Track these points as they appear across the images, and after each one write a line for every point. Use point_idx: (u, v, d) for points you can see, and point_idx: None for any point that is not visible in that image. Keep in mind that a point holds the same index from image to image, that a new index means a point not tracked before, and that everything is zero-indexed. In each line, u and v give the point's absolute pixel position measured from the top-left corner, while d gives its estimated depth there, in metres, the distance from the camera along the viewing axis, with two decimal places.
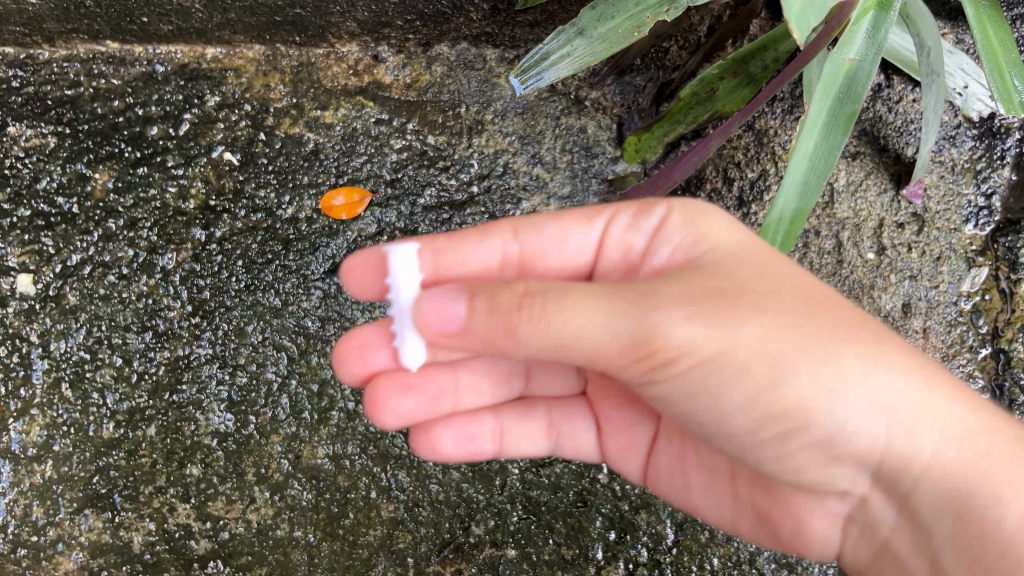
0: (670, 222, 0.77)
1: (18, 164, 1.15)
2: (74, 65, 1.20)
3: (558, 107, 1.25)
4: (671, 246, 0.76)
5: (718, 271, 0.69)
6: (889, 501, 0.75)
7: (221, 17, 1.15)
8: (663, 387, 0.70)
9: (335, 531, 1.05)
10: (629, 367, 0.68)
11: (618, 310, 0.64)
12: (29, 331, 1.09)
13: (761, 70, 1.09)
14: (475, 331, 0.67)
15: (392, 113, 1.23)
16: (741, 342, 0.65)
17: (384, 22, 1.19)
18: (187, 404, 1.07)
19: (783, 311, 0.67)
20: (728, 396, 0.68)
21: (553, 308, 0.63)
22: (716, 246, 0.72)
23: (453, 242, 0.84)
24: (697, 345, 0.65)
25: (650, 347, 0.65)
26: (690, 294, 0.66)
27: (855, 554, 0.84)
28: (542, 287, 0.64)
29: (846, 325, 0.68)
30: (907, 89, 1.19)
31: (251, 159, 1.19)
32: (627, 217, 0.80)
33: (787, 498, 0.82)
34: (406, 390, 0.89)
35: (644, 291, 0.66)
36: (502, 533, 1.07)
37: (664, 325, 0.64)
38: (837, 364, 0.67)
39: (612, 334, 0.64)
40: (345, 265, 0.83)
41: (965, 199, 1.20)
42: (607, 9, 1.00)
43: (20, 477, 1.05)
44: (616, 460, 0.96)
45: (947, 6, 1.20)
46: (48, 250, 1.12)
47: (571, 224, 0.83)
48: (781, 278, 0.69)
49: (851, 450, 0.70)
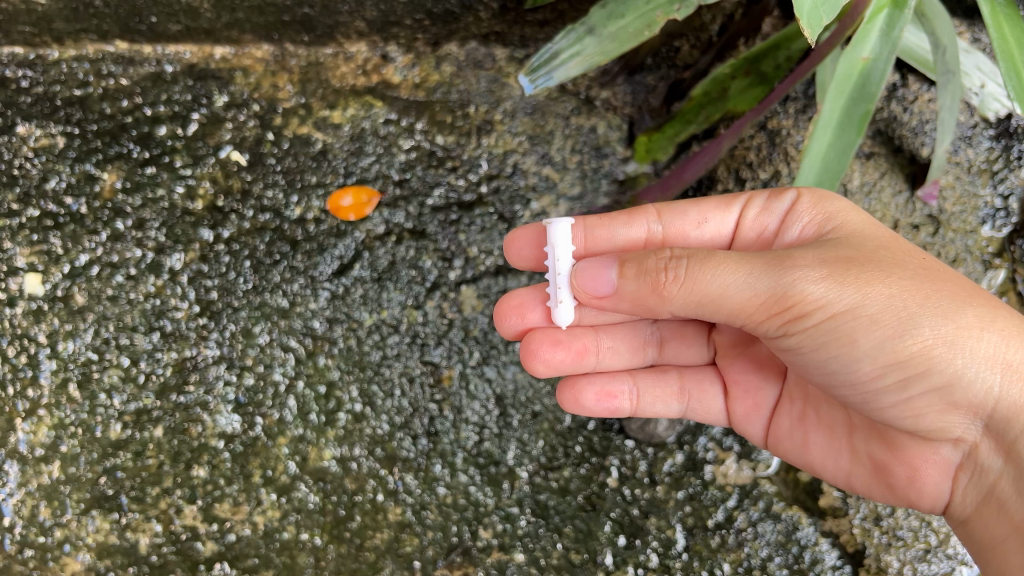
0: (798, 206, 0.89)
1: (26, 164, 1.14)
2: (84, 65, 1.20)
3: (568, 107, 1.24)
4: (802, 224, 0.89)
5: (846, 245, 0.79)
6: (997, 452, 0.78)
7: (230, 16, 1.14)
8: (799, 340, 0.78)
9: (342, 534, 1.04)
10: (769, 320, 0.77)
11: (759, 272, 0.75)
12: (37, 331, 1.07)
13: (774, 69, 1.08)
14: (631, 292, 0.82)
15: (401, 113, 1.23)
16: (870, 301, 0.74)
17: (393, 21, 1.18)
18: (193, 406, 1.06)
19: (906, 276, 0.75)
20: (856, 345, 0.75)
21: (706, 266, 0.76)
22: (847, 224, 0.84)
23: (602, 221, 0.97)
24: (832, 300, 0.74)
25: (791, 300, 0.74)
26: (824, 259, 0.76)
27: (961, 507, 0.86)
28: (690, 253, 0.77)
29: (959, 291, 0.76)
30: (924, 88, 1.17)
31: (260, 159, 1.18)
32: (761, 200, 0.92)
33: (903, 448, 0.87)
34: (557, 343, 1.01)
35: (781, 257, 0.76)
36: (511, 537, 1.06)
37: (802, 283, 0.74)
38: (955, 320, 0.74)
39: (753, 289, 0.75)
40: (510, 239, 1.02)
41: (982, 201, 1.18)
42: (617, 7, 0.98)
43: (28, 477, 1.03)
44: (742, 422, 1.03)
45: (962, 5, 1.18)
46: (56, 250, 1.10)
47: (708, 209, 0.95)
48: (905, 252, 0.79)
49: (967, 397, 0.75)
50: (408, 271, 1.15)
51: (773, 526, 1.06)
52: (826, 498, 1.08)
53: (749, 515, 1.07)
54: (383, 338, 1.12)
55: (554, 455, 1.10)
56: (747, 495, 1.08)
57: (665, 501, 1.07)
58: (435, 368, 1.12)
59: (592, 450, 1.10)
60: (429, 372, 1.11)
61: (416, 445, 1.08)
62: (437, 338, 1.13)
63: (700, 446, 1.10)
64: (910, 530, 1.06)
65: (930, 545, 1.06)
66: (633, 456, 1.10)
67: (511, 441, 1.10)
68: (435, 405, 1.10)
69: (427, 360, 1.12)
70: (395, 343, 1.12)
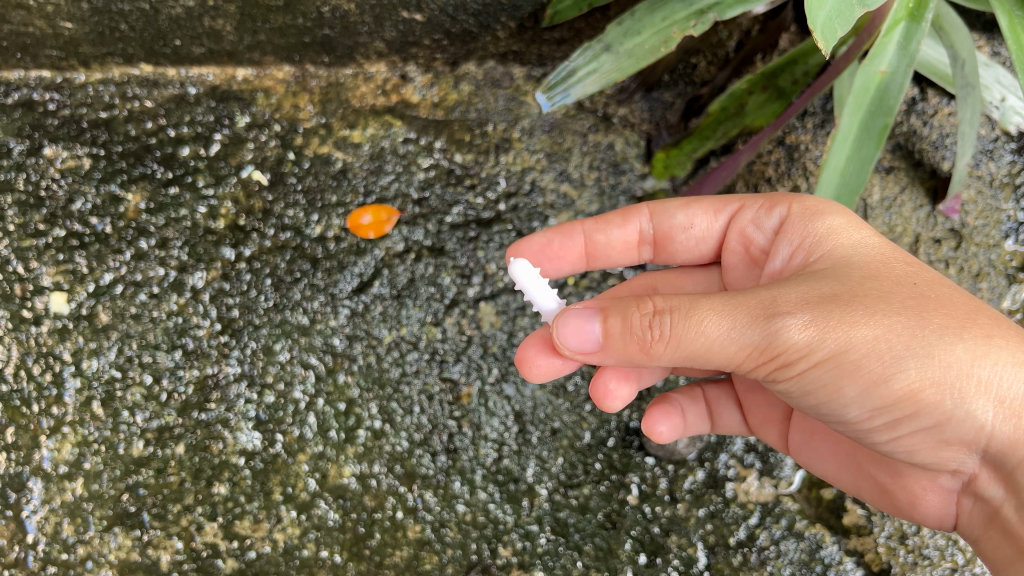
0: (788, 221, 0.87)
1: (52, 185, 1.15)
2: (109, 88, 1.22)
3: (586, 125, 1.25)
4: (791, 246, 0.85)
5: (830, 280, 0.74)
6: (996, 480, 0.76)
7: (252, 38, 1.16)
8: (789, 385, 0.75)
9: (361, 552, 1.03)
10: (756, 369, 0.74)
11: (744, 324, 0.70)
12: (62, 349, 1.08)
13: (791, 84, 1.08)
14: (616, 338, 0.75)
15: (420, 132, 1.24)
16: (856, 346, 0.70)
17: (412, 41, 1.19)
18: (215, 423, 1.07)
19: (893, 314, 0.71)
20: (845, 391, 0.73)
21: (691, 322, 0.71)
22: (834, 248, 0.79)
23: (600, 225, 0.99)
24: (816, 348, 0.70)
25: (775, 351, 0.71)
26: (808, 299, 0.71)
27: (965, 527, 0.85)
28: (674, 306, 0.72)
29: (951, 322, 0.72)
30: (943, 102, 1.17)
31: (281, 179, 1.20)
32: (752, 212, 0.92)
33: (904, 474, 0.87)
34: (623, 378, 0.96)
35: (760, 301, 0.72)
36: (530, 556, 1.04)
37: (785, 334, 0.70)
38: (944, 358, 0.70)
39: (738, 343, 0.71)
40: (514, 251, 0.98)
41: (1004, 215, 1.16)
42: (634, 24, 0.99)
43: (51, 495, 1.03)
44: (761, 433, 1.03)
45: (982, 18, 1.18)
46: (81, 269, 1.12)
47: (698, 210, 0.96)
48: (893, 280, 0.74)
49: (960, 434, 0.73)
50: (428, 288, 1.16)
51: (796, 545, 1.05)
52: (849, 516, 1.06)
53: (771, 533, 1.05)
54: (402, 356, 1.13)
55: (573, 472, 1.09)
56: (769, 513, 1.07)
57: (686, 519, 1.06)
58: (454, 385, 1.12)
59: (612, 467, 1.10)
60: (448, 389, 1.12)
61: (435, 462, 1.08)
62: (455, 355, 1.13)
63: (721, 463, 1.10)
64: (936, 550, 1.04)
65: (958, 564, 1.04)
66: (653, 474, 1.09)
67: (531, 458, 1.10)
68: (454, 422, 1.10)
69: (446, 377, 1.12)
70: (414, 361, 1.13)
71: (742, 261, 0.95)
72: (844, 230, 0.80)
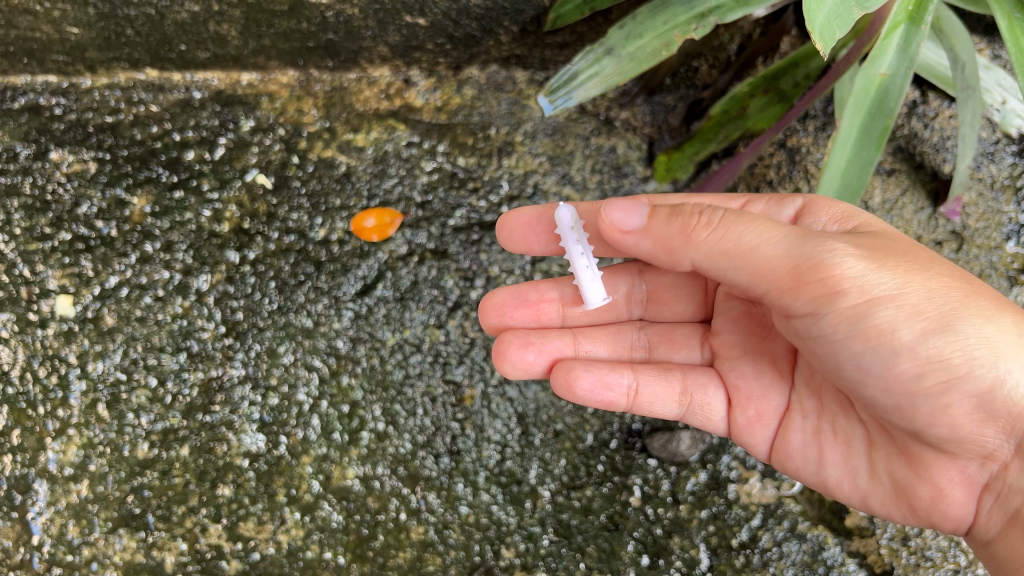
0: (808, 204, 0.89)
1: (59, 189, 1.16)
2: (115, 93, 1.23)
3: (589, 128, 1.26)
4: (820, 219, 0.87)
5: (882, 240, 0.80)
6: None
7: (257, 43, 1.17)
8: (833, 327, 0.77)
9: (365, 553, 1.04)
10: (804, 300, 0.77)
11: (803, 241, 0.76)
12: (68, 352, 1.09)
13: (792, 87, 1.08)
14: (659, 232, 0.82)
15: (423, 136, 1.25)
16: (910, 293, 0.75)
17: (415, 45, 1.20)
18: (219, 425, 1.07)
19: (946, 277, 0.77)
20: (895, 337, 0.75)
21: (746, 221, 0.77)
22: (877, 225, 0.86)
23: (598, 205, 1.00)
24: (873, 284, 0.74)
25: (831, 273, 0.74)
26: (868, 247, 0.77)
27: (983, 528, 0.86)
28: (730, 213, 0.79)
29: (994, 302, 0.79)
30: (944, 105, 1.17)
31: (285, 182, 1.21)
32: (760, 206, 0.92)
33: (929, 465, 0.84)
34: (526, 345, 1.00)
35: (821, 234, 0.77)
36: (533, 557, 1.05)
37: (847, 261, 0.75)
38: (992, 329, 0.76)
39: (793, 253, 0.76)
40: (504, 219, 1.01)
41: (1006, 217, 1.17)
42: (636, 27, 1.00)
43: (56, 496, 1.04)
44: (743, 434, 0.98)
45: (983, 22, 1.19)
46: (86, 272, 1.13)
47: (700, 204, 0.96)
48: (940, 262, 0.82)
49: (1005, 404, 0.76)
50: (431, 291, 1.16)
51: (798, 546, 1.05)
52: (852, 518, 1.06)
53: (774, 535, 1.06)
54: (406, 358, 1.13)
55: (576, 474, 1.09)
56: (771, 515, 1.07)
57: (689, 521, 1.06)
58: (457, 387, 1.12)
59: (614, 469, 1.10)
60: (451, 391, 1.12)
61: (438, 464, 1.09)
62: (459, 357, 1.14)
63: (724, 465, 1.09)
64: (938, 551, 1.04)
65: (960, 565, 1.04)
66: (655, 476, 1.09)
67: (534, 460, 1.10)
68: (457, 424, 1.11)
69: (449, 379, 1.13)
70: (417, 363, 1.13)
71: None
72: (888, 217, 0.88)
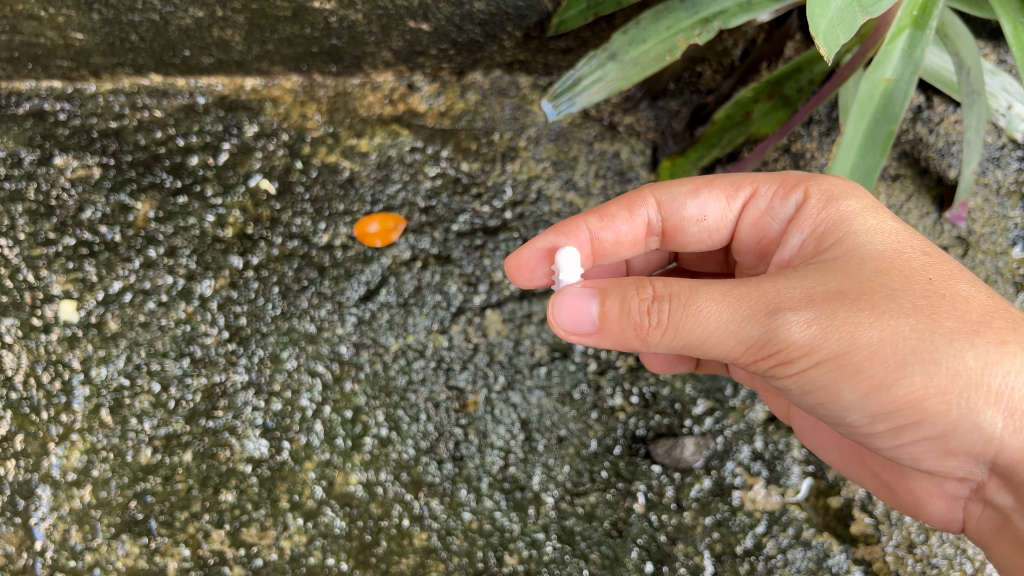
0: (803, 208, 0.84)
1: (63, 194, 1.17)
2: (120, 98, 1.24)
3: (592, 133, 1.25)
4: (801, 235, 0.84)
5: (838, 273, 0.73)
6: (1005, 489, 0.77)
7: (260, 49, 1.18)
8: (788, 383, 0.75)
9: (368, 560, 1.03)
10: (756, 364, 0.73)
11: (744, 318, 0.70)
12: (71, 357, 1.09)
13: (797, 92, 1.06)
14: (613, 324, 0.77)
15: (426, 141, 1.24)
16: (859, 348, 0.69)
17: (419, 51, 1.20)
18: (222, 430, 1.07)
19: (901, 317, 0.69)
20: (845, 394, 0.72)
21: (689, 310, 0.71)
22: (849, 234, 0.78)
23: (603, 222, 0.95)
24: (818, 348, 0.69)
25: (776, 349, 0.70)
26: (813, 297, 0.70)
27: (975, 532, 0.86)
28: (673, 293, 0.72)
29: (963, 326, 0.70)
30: (949, 110, 1.17)
31: (288, 187, 1.20)
32: (766, 200, 0.90)
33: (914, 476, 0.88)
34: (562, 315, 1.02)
35: (766, 297, 0.70)
36: (537, 564, 1.04)
37: (787, 331, 0.69)
38: (952, 365, 0.69)
39: (738, 337, 0.71)
40: (519, 263, 0.96)
41: (1012, 222, 1.16)
42: (639, 32, 1.00)
43: (59, 502, 1.04)
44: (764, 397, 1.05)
45: (987, 27, 1.19)
46: (90, 277, 1.13)
47: (711, 197, 0.92)
48: (907, 276, 0.73)
49: (966, 444, 0.73)
50: (434, 296, 1.15)
51: (803, 553, 1.04)
52: (857, 525, 1.05)
53: (778, 542, 1.04)
54: (409, 363, 1.12)
55: (579, 480, 1.08)
56: (776, 522, 1.05)
57: (693, 527, 1.05)
58: (460, 393, 1.11)
59: (618, 475, 1.08)
60: (454, 397, 1.11)
61: (441, 470, 1.08)
62: (462, 363, 1.13)
63: (728, 471, 1.08)
64: (944, 559, 1.04)
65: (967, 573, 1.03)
66: (660, 482, 1.08)
67: (537, 466, 1.09)
68: (460, 429, 1.10)
69: (452, 385, 1.12)
70: (420, 368, 1.12)
71: (752, 253, 0.95)
72: (860, 217, 0.78)
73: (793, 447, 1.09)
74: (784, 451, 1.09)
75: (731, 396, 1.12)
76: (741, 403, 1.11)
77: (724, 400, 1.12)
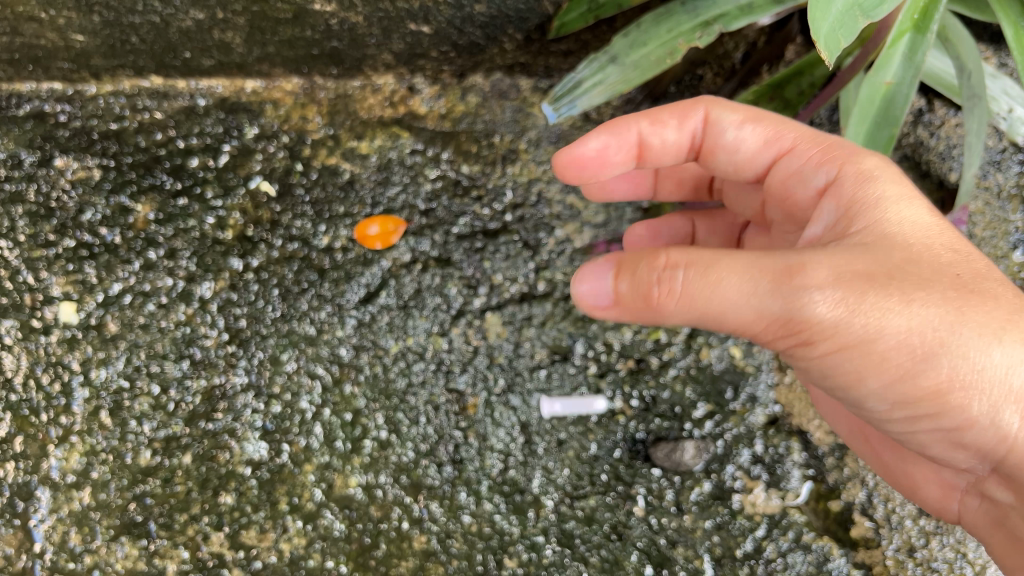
0: (836, 180, 0.78)
1: (63, 196, 1.17)
2: (120, 100, 1.23)
3: (594, 135, 1.24)
4: (833, 208, 0.78)
5: (869, 250, 0.70)
6: (1004, 487, 0.78)
7: (261, 51, 1.18)
8: (810, 364, 0.74)
9: (367, 562, 1.05)
10: (777, 342, 0.72)
11: (766, 291, 0.68)
12: (71, 359, 1.11)
13: (798, 95, 1.04)
14: (625, 298, 0.75)
15: (427, 143, 1.24)
16: (887, 334, 0.68)
17: (420, 53, 1.20)
18: (222, 433, 1.08)
19: (930, 308, 0.68)
20: (867, 381, 0.72)
21: (706, 279, 0.68)
22: (885, 215, 0.73)
23: (653, 124, 0.93)
24: (841, 330, 0.68)
25: (799, 327, 0.69)
26: (842, 274, 0.68)
27: (968, 523, 0.88)
28: (691, 260, 0.70)
29: (990, 324, 0.70)
30: (950, 113, 1.17)
31: (289, 189, 1.20)
32: (798, 161, 0.84)
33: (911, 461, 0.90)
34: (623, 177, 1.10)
35: (792, 270, 0.68)
36: (536, 567, 1.04)
37: (810, 309, 0.67)
38: (974, 360, 0.69)
39: (757, 310, 0.69)
40: (570, 159, 0.96)
41: (1013, 225, 1.15)
42: (639, 35, 1.00)
43: (60, 503, 1.06)
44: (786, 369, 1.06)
45: (988, 30, 1.18)
46: (90, 279, 1.13)
47: (753, 129, 0.88)
48: (938, 265, 0.71)
49: (978, 441, 0.73)
50: (434, 298, 1.15)
51: (803, 557, 1.04)
52: (857, 529, 1.05)
53: (778, 545, 1.04)
54: (408, 366, 1.12)
55: (579, 483, 1.07)
56: (776, 526, 1.05)
57: (692, 530, 1.05)
58: (460, 396, 1.10)
59: (618, 478, 1.07)
60: (454, 399, 1.10)
61: (441, 473, 1.07)
62: (461, 365, 1.12)
63: (728, 475, 1.07)
64: (945, 563, 1.04)
65: None
66: (660, 485, 1.07)
67: (537, 469, 1.08)
68: (460, 432, 1.09)
69: (452, 387, 1.11)
70: (420, 371, 1.12)
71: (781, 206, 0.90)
72: (895, 196, 0.74)
73: (792, 450, 1.08)
74: (784, 454, 1.08)
75: (731, 400, 1.10)
76: (741, 406, 1.10)
77: (725, 403, 1.10)
